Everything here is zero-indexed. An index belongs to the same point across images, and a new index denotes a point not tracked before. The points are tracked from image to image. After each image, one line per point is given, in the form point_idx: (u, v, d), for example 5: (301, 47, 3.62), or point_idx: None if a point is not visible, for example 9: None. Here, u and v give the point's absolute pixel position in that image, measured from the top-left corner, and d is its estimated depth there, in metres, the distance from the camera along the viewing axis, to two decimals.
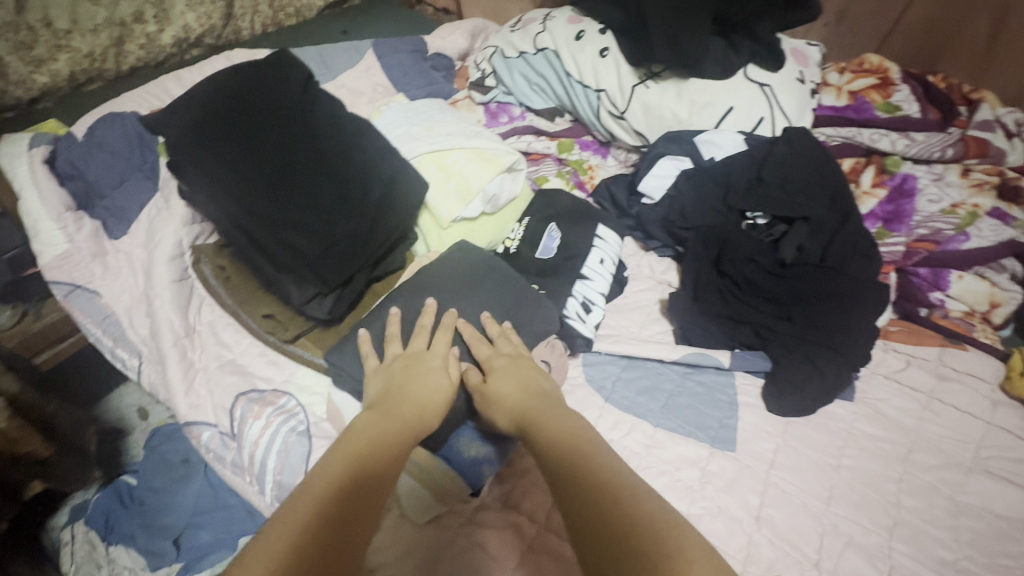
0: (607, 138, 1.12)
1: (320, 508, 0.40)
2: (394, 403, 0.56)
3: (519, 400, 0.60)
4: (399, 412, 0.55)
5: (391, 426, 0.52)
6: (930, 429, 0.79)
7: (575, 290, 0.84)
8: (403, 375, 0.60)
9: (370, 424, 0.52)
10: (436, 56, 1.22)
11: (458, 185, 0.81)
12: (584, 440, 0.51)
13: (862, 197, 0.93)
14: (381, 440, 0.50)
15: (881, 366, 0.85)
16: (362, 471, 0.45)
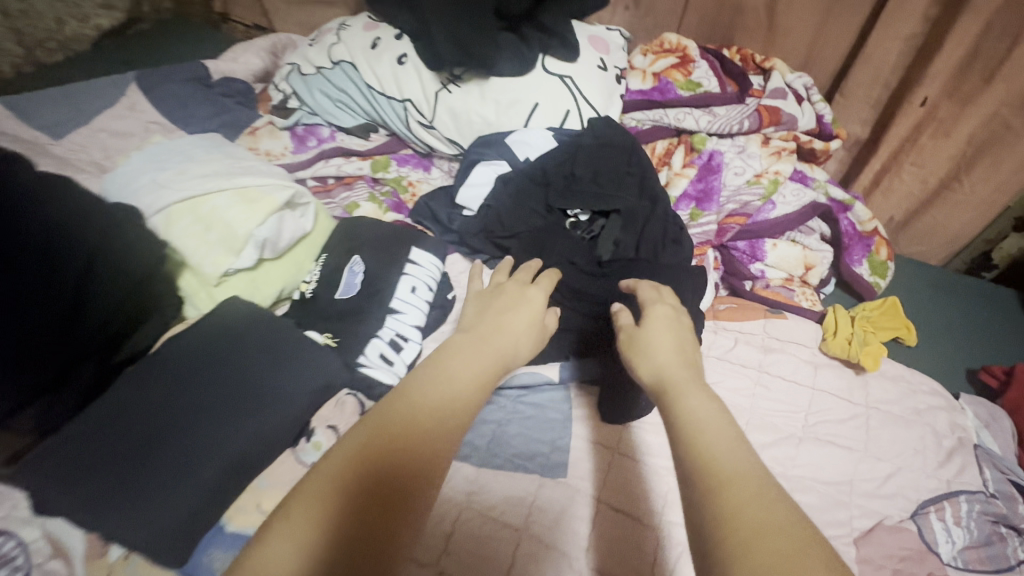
0: (427, 150, 1.05)
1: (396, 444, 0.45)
2: (491, 342, 0.56)
3: (669, 363, 0.53)
4: (489, 356, 0.55)
5: (469, 374, 0.52)
6: (762, 405, 0.77)
7: (381, 328, 0.74)
8: (505, 306, 0.62)
9: (455, 371, 0.52)
10: (224, 81, 1.08)
11: (221, 235, 0.70)
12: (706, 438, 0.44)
13: (674, 178, 0.91)
14: (455, 397, 0.50)
15: (711, 348, 0.83)
16: (410, 440, 0.46)
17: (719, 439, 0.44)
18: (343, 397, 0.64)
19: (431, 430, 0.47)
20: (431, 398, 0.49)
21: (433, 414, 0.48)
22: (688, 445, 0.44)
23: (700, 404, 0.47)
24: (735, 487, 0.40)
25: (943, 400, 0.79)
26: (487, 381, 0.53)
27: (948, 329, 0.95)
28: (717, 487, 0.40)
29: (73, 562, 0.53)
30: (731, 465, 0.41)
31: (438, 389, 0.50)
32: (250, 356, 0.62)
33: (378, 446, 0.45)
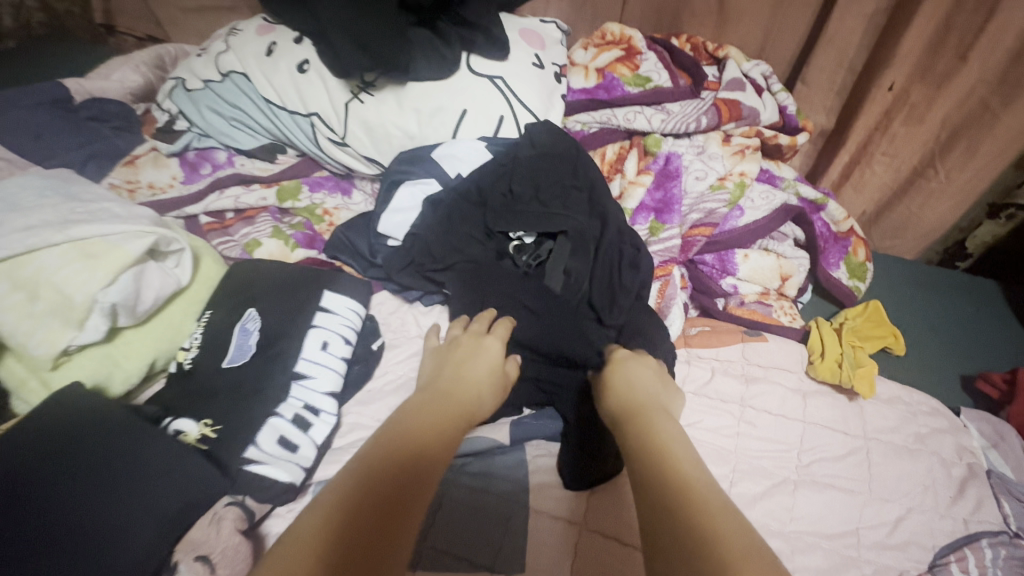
0: (344, 170, 0.90)
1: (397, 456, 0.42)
2: (453, 395, 0.51)
3: (633, 396, 0.50)
4: (452, 405, 0.50)
5: (438, 421, 0.47)
6: (749, 446, 0.66)
7: (289, 397, 0.60)
8: (459, 357, 0.57)
9: (423, 416, 0.47)
10: (92, 102, 0.90)
11: (51, 304, 0.54)
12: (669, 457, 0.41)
13: (629, 187, 0.79)
14: (427, 442, 0.44)
15: (687, 382, 0.71)
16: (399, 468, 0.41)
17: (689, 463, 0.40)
18: (223, 509, 0.50)
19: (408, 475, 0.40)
20: (402, 441, 0.43)
21: (406, 455, 0.42)
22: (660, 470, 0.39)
23: (668, 429, 0.44)
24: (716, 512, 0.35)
25: (945, 421, 0.70)
26: (454, 436, 0.47)
27: (935, 332, 0.87)
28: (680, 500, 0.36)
29: None
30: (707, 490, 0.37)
31: (412, 432, 0.45)
32: (87, 469, 0.48)
33: (357, 480, 0.40)
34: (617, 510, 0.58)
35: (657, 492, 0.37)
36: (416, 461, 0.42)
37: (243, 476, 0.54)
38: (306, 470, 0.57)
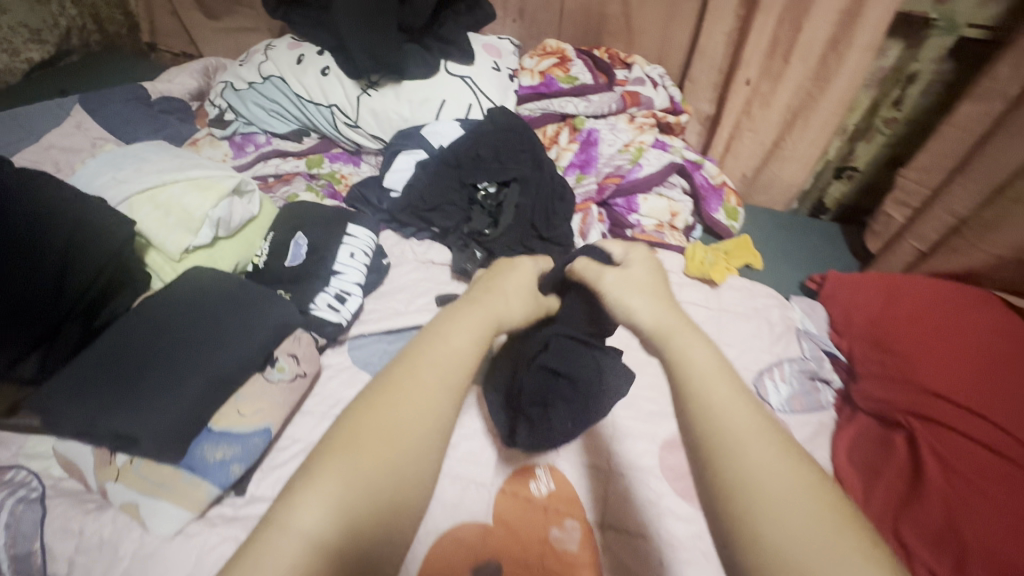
0: (355, 147, 1.21)
1: (411, 401, 0.45)
2: (486, 305, 0.58)
3: (664, 315, 0.50)
4: (482, 315, 0.56)
5: (464, 342, 0.51)
6: None
7: (328, 285, 0.90)
8: (487, 286, 0.62)
9: (451, 336, 0.51)
10: (162, 99, 1.20)
11: (179, 217, 0.83)
12: (708, 392, 0.43)
13: (562, 152, 1.15)
14: (457, 359, 0.49)
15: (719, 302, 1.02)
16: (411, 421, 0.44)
17: (718, 394, 0.42)
18: (299, 334, 0.78)
19: (443, 389, 0.47)
20: (429, 371, 0.47)
21: (441, 374, 0.47)
22: (689, 397, 0.43)
23: (695, 348, 0.46)
24: (741, 439, 0.39)
25: (776, 300, 1.03)
26: (484, 342, 0.53)
27: (786, 255, 1.22)
28: (725, 443, 0.39)
29: (86, 478, 0.65)
30: (736, 415, 0.41)
31: (440, 353, 0.49)
32: (211, 303, 0.74)
33: (375, 439, 0.43)
34: None
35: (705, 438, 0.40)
36: (449, 377, 0.47)
37: (312, 318, 0.85)
38: (348, 320, 0.89)
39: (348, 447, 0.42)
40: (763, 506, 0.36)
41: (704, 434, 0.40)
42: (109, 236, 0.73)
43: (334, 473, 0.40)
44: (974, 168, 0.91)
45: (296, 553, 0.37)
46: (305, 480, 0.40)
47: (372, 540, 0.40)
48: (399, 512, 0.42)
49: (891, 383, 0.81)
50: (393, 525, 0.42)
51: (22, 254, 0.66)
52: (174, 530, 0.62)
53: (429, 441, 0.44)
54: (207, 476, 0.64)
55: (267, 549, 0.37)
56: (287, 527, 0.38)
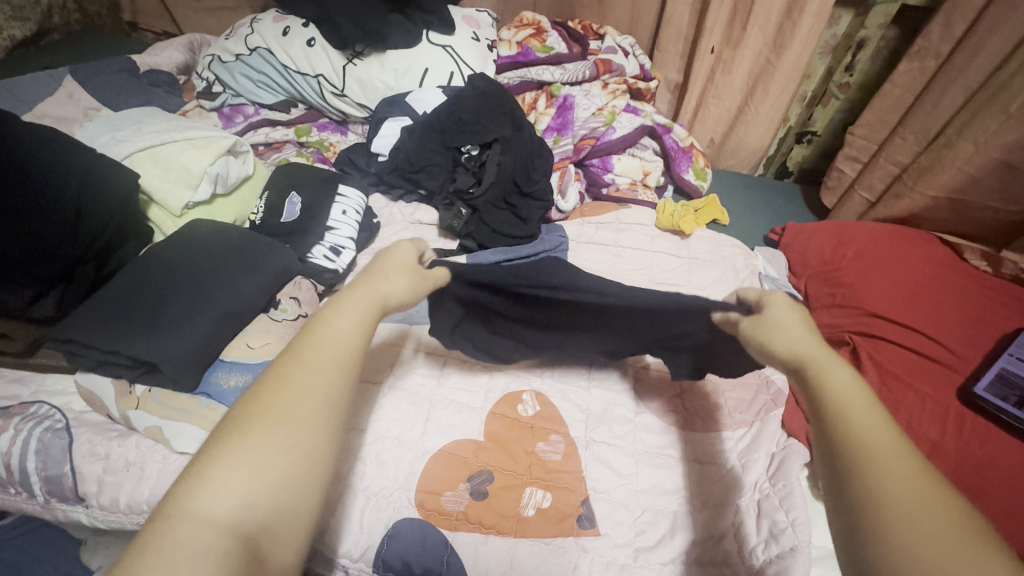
0: (342, 117, 1.26)
1: (296, 384, 0.43)
2: (369, 285, 0.51)
3: (803, 339, 0.45)
4: (365, 293, 0.50)
5: (353, 319, 0.48)
6: (621, 266, 1.04)
7: (322, 239, 0.95)
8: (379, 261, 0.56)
9: (336, 319, 0.47)
10: (152, 72, 1.24)
11: (179, 173, 0.87)
12: (863, 433, 0.38)
13: (540, 117, 1.22)
14: (342, 342, 0.46)
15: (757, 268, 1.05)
16: (303, 403, 0.42)
17: (868, 420, 0.39)
18: (299, 280, 0.84)
19: (327, 375, 0.44)
20: (317, 351, 0.45)
21: (327, 359, 0.45)
22: (847, 448, 0.38)
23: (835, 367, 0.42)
24: (913, 504, 0.35)
25: (741, 249, 1.09)
26: (372, 327, 0.49)
27: (751, 213, 1.31)
28: (882, 497, 0.35)
29: (107, 408, 0.70)
30: (903, 471, 0.36)
31: (330, 334, 0.46)
32: (213, 249, 0.79)
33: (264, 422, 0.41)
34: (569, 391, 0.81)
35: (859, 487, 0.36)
36: (339, 360, 0.45)
37: (310, 265, 0.91)
38: (344, 270, 0.95)
39: (236, 437, 0.40)
40: (913, 541, 0.33)
41: (861, 462, 0.37)
42: (119, 184, 0.79)
43: (225, 461, 0.38)
44: (913, 120, 1.01)
45: (181, 542, 0.34)
46: (196, 470, 0.38)
47: (264, 527, 0.37)
48: (295, 499, 0.39)
49: (839, 310, 0.90)
50: (292, 513, 0.39)
51: (40, 200, 0.72)
52: (198, 449, 0.67)
53: (317, 425, 0.42)
54: (222, 401, 0.69)
55: (160, 535, 0.35)
56: (183, 515, 0.36)
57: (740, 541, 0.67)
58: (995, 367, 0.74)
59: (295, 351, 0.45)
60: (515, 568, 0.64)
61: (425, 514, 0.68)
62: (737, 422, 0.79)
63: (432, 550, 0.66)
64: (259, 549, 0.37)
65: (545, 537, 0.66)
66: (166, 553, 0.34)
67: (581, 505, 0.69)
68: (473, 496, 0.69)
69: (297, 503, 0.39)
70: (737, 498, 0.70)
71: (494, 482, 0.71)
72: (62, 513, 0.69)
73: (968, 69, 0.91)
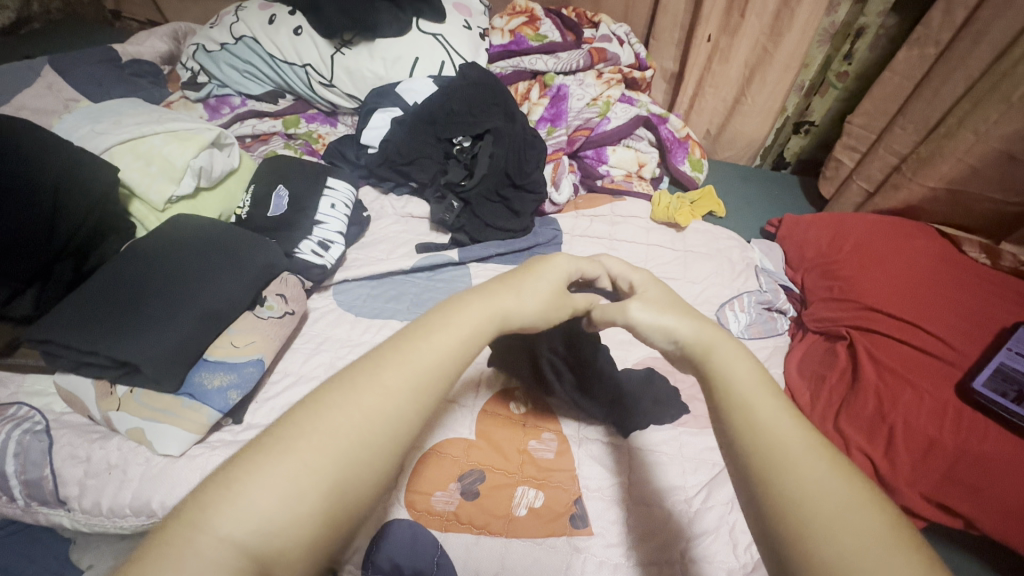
0: (331, 108, 1.23)
1: (377, 402, 0.37)
2: (488, 300, 0.46)
3: (684, 332, 0.45)
4: (479, 312, 0.44)
5: (454, 336, 0.42)
6: (616, 260, 1.02)
7: (311, 233, 0.93)
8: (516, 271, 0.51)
9: (432, 333, 0.42)
10: (134, 62, 1.21)
11: (161, 167, 0.85)
12: (750, 412, 0.38)
13: (534, 107, 1.19)
14: (435, 359, 0.40)
15: (752, 261, 1.04)
16: (377, 424, 0.36)
17: (770, 416, 0.38)
18: (285, 277, 0.82)
19: (403, 398, 0.38)
20: (402, 364, 0.39)
21: (413, 377, 0.39)
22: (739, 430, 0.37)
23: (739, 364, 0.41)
24: (797, 470, 0.35)
25: (737, 242, 1.07)
26: (474, 348, 0.43)
27: (747, 205, 1.29)
28: (773, 470, 0.35)
29: (87, 409, 0.68)
30: (791, 442, 0.36)
31: (420, 353, 0.40)
32: (198, 246, 0.77)
33: (327, 435, 0.35)
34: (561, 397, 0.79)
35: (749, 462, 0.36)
36: (420, 382, 0.39)
37: (297, 261, 0.88)
38: (332, 265, 0.93)
39: (280, 447, 0.34)
40: (828, 530, 0.32)
41: (764, 463, 0.35)
42: (97, 181, 0.76)
43: (263, 474, 0.33)
44: (913, 109, 0.99)
45: (195, 561, 0.29)
46: (230, 479, 0.33)
47: (287, 561, 0.32)
48: (329, 535, 0.33)
49: (836, 303, 0.89)
50: (319, 550, 0.33)
51: (14, 196, 0.69)
52: (181, 451, 0.66)
53: (386, 452, 0.36)
54: (206, 402, 0.68)
55: (172, 547, 0.30)
56: (200, 526, 0.31)
57: (733, 539, 0.66)
58: (994, 364, 0.73)
59: (377, 363, 0.39)
60: (507, 569, 0.63)
61: (415, 515, 0.66)
62: None
63: (422, 553, 0.64)
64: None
65: (537, 537, 0.65)
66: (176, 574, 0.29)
67: (574, 504, 0.69)
68: (464, 496, 0.68)
69: (332, 536, 0.33)
70: (730, 497, 0.70)
71: (485, 482, 0.69)
72: (43, 516, 0.67)
73: (970, 57, 0.89)
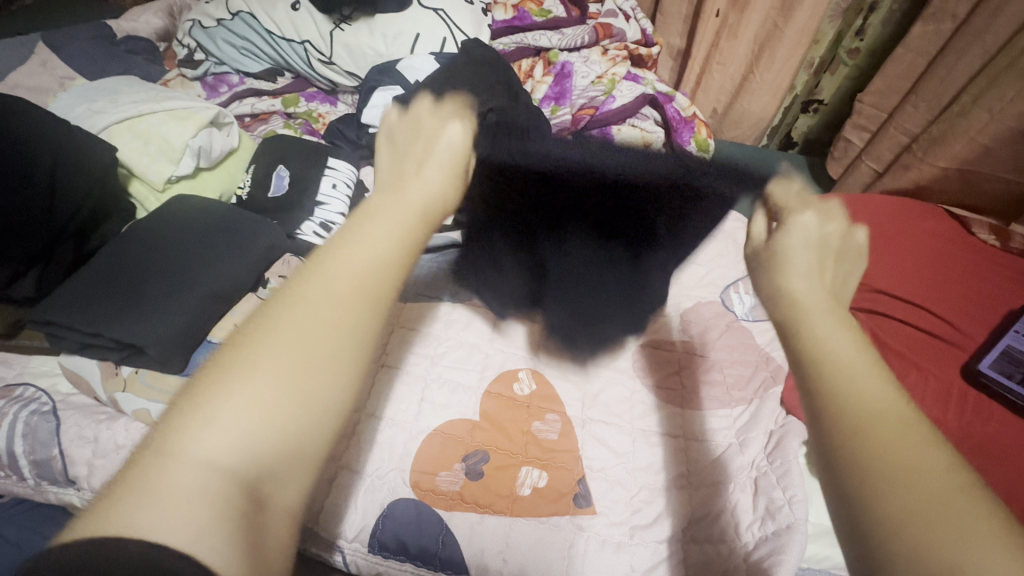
0: (330, 86, 1.21)
1: (325, 307, 0.35)
2: (413, 202, 0.44)
3: (797, 275, 0.42)
4: (407, 211, 0.43)
5: (390, 234, 0.40)
6: None
7: (312, 215, 0.92)
8: (416, 151, 0.49)
9: (369, 231, 0.40)
10: (129, 39, 1.19)
11: (159, 146, 0.84)
12: (838, 367, 0.35)
13: (537, 84, 1.17)
14: (377, 258, 0.38)
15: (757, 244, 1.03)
16: (332, 329, 0.35)
17: (861, 374, 0.35)
18: (288, 258, 0.82)
19: (356, 298, 0.36)
20: (345, 267, 0.37)
21: (360, 277, 0.37)
22: (821, 382, 0.35)
23: (829, 324, 0.38)
24: (884, 428, 0.32)
25: (743, 223, 1.06)
26: (415, 244, 0.42)
27: None
28: (854, 426, 0.32)
29: (94, 390, 0.69)
30: (878, 401, 0.33)
31: (356, 255, 0.38)
32: (200, 225, 0.76)
33: (284, 350, 0.34)
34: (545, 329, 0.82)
35: (828, 418, 0.34)
36: (370, 285, 0.37)
37: (299, 243, 0.88)
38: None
39: (239, 368, 0.33)
40: (898, 488, 0.30)
41: (849, 421, 0.33)
42: (94, 161, 0.76)
43: (230, 394, 0.32)
44: (926, 87, 0.97)
45: (177, 488, 0.29)
46: (194, 408, 0.32)
47: (272, 474, 0.32)
48: (309, 442, 0.33)
49: None
50: (300, 456, 0.33)
51: (11, 177, 0.68)
52: None
53: (347, 353, 0.35)
54: None
55: (148, 476, 0.30)
56: (174, 454, 0.30)
57: (735, 519, 0.67)
58: (1001, 345, 0.73)
59: (317, 269, 0.37)
60: (511, 547, 0.64)
61: (421, 494, 0.67)
62: (735, 399, 0.79)
63: (428, 530, 0.65)
64: (267, 502, 0.31)
65: (540, 516, 0.66)
66: (159, 502, 0.29)
67: (578, 484, 0.69)
68: (468, 476, 0.68)
69: (310, 443, 0.33)
70: (733, 477, 0.70)
71: (489, 462, 0.70)
72: (53, 495, 0.67)
73: (988, 32, 0.86)
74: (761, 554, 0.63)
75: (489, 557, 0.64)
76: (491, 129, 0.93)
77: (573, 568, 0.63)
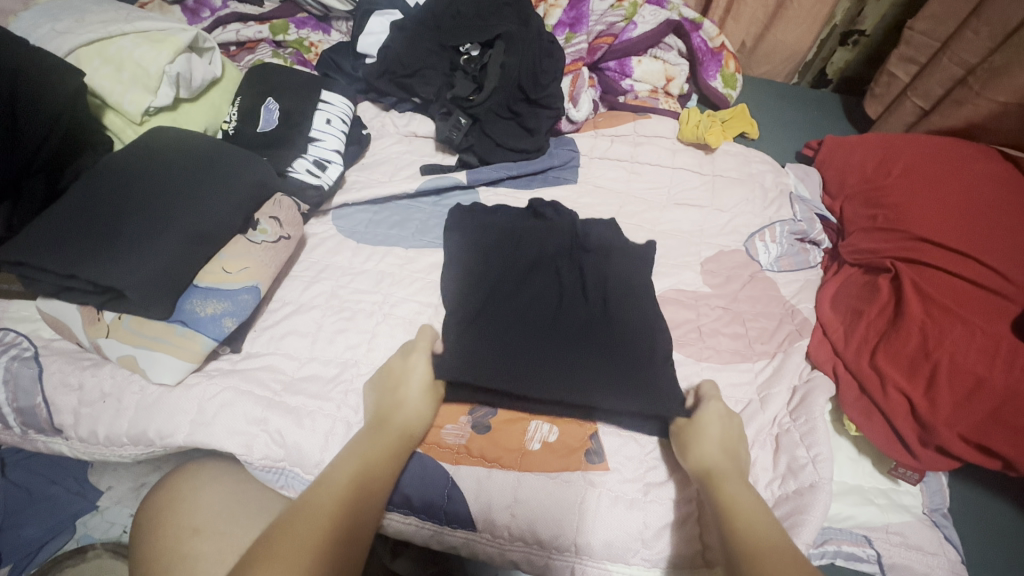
0: (322, 11, 1.09)
1: (334, 516, 0.48)
2: (388, 421, 0.60)
3: (715, 452, 0.58)
4: (389, 434, 0.58)
5: (377, 454, 0.56)
6: (637, 186, 0.93)
7: (307, 151, 0.84)
8: (390, 380, 0.64)
9: (355, 458, 0.55)
10: None
11: (133, 73, 0.76)
12: (745, 521, 0.49)
13: (550, 9, 1.06)
14: (366, 476, 0.53)
15: (787, 189, 0.95)
16: (340, 529, 0.48)
17: (759, 522, 0.49)
18: (279, 199, 0.76)
19: (352, 502, 0.50)
20: (346, 482, 0.52)
21: (354, 491, 0.51)
22: (732, 527, 0.49)
23: (744, 494, 0.53)
24: (769, 560, 0.44)
25: (771, 167, 0.98)
26: (395, 467, 0.57)
27: (782, 127, 1.18)
28: (754, 555, 0.45)
29: (76, 336, 0.64)
30: (775, 540, 0.47)
31: (349, 468, 0.53)
32: (179, 165, 0.69)
33: (310, 546, 0.45)
34: (558, 316, 0.73)
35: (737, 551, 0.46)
36: (359, 495, 0.52)
37: (291, 181, 0.81)
38: (330, 187, 0.85)
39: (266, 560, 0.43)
40: None
41: (751, 550, 0.46)
42: (57, 87, 0.68)
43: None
44: (990, 8, 0.86)
45: None
46: None
47: None
48: None
49: (879, 233, 0.82)
50: None
51: None
52: (176, 380, 0.63)
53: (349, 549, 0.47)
54: (201, 330, 0.64)
55: None
56: None
57: (754, 476, 0.63)
58: None
59: (320, 488, 0.51)
60: (519, 501, 0.61)
61: (425, 447, 0.65)
62: (758, 353, 0.74)
63: (433, 483, 0.62)
64: None
65: (550, 471, 0.63)
66: None
67: (590, 439, 0.66)
68: (474, 429, 0.66)
69: None
70: (756, 433, 0.67)
71: (497, 416, 0.67)
72: (42, 444, 0.65)
73: None
74: (781, 515, 0.60)
75: (497, 513, 0.61)
76: (495, 116, 0.94)
77: (584, 525, 0.60)
